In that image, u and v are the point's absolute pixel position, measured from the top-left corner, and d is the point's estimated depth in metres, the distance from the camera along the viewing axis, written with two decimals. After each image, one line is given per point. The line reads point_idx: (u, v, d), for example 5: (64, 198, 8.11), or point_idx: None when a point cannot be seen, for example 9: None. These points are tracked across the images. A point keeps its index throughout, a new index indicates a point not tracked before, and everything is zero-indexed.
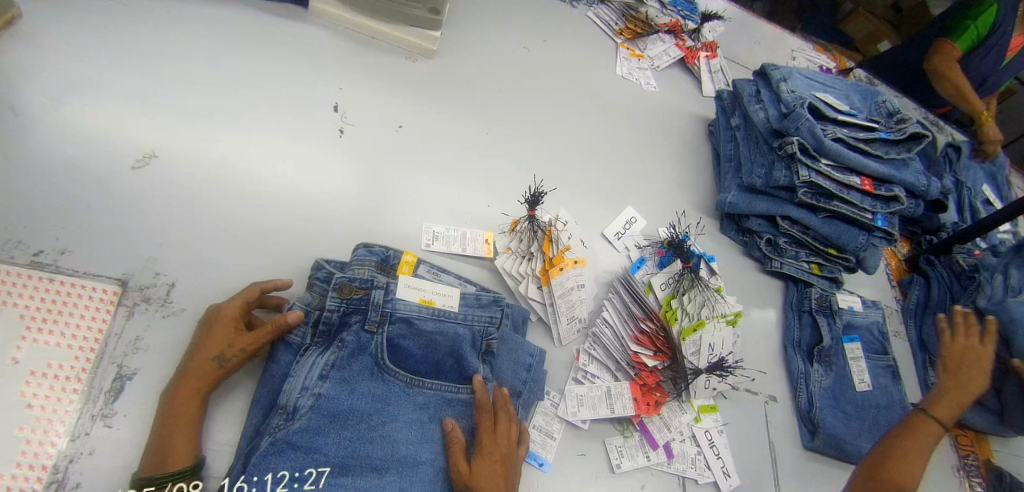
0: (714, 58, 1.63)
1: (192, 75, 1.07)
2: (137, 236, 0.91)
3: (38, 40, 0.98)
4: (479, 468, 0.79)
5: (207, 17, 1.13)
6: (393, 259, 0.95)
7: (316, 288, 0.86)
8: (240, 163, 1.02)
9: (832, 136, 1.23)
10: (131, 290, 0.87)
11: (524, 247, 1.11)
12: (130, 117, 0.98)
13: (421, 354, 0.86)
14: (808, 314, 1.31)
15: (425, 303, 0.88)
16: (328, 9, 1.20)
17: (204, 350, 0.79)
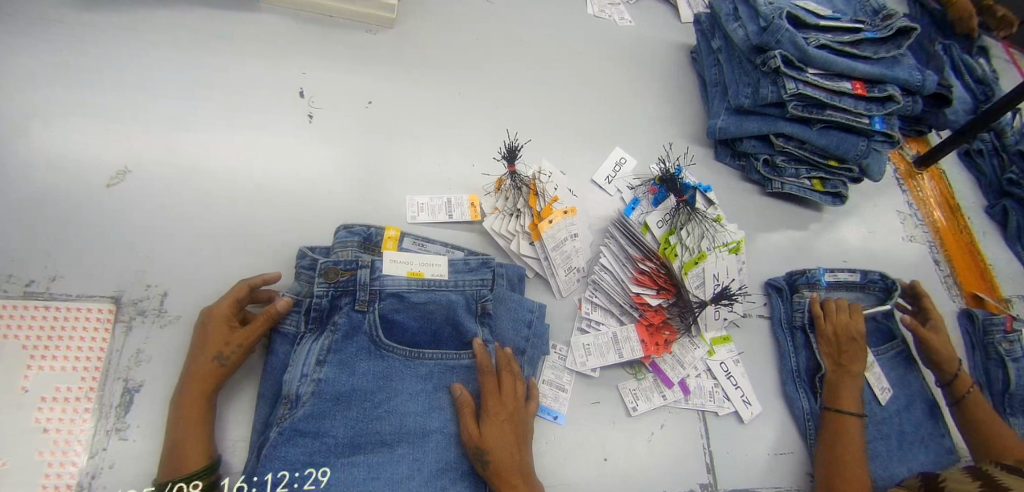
0: None
1: (150, 82, 1.04)
2: (123, 253, 0.91)
3: None
4: (488, 430, 0.79)
5: (156, 19, 1.09)
6: (377, 236, 0.94)
7: (303, 276, 0.86)
8: (213, 164, 1.01)
9: (818, 42, 1.16)
10: (125, 305, 0.88)
11: (511, 205, 1.08)
12: (99, 134, 0.97)
13: (416, 325, 0.86)
14: (801, 330, 1.15)
15: (414, 275, 0.87)
16: None
17: (202, 354, 0.79)
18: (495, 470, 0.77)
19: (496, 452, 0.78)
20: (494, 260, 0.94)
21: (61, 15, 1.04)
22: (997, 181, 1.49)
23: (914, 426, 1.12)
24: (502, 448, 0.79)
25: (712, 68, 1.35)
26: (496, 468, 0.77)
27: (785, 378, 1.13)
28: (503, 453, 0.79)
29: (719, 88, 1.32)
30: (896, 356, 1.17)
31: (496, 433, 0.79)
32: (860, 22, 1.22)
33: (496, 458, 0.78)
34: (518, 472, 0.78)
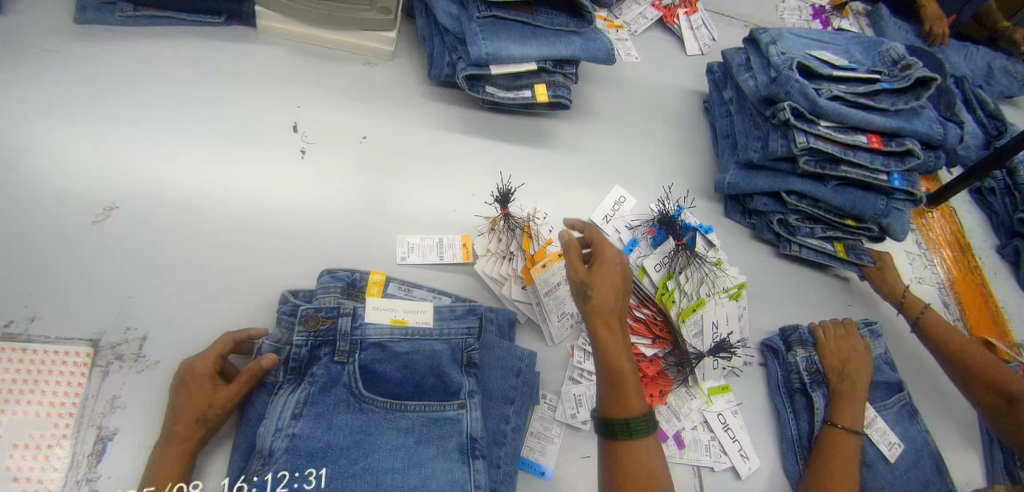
0: (693, 14, 1.61)
1: (144, 116, 1.03)
2: (104, 295, 0.89)
3: None
4: (594, 271, 0.87)
5: (155, 53, 1.10)
6: (361, 280, 0.93)
7: (284, 322, 0.86)
8: (202, 202, 0.99)
9: (833, 94, 1.13)
10: (103, 349, 0.86)
11: (504, 247, 1.04)
12: (91, 167, 0.96)
13: (399, 376, 0.83)
14: (800, 392, 1.11)
15: (398, 323, 0.87)
16: (277, 26, 1.15)
17: (183, 413, 0.77)
18: (594, 307, 0.85)
19: (598, 287, 0.85)
20: (480, 305, 0.95)
21: (65, 47, 1.05)
22: (1009, 221, 1.45)
23: (921, 483, 1.09)
24: (606, 289, 0.86)
25: (724, 118, 1.33)
26: (596, 304, 0.85)
27: (783, 445, 1.08)
28: (606, 295, 0.85)
29: (730, 142, 1.30)
30: (900, 409, 1.16)
31: (604, 273, 0.87)
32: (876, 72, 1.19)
33: (598, 295, 0.85)
34: (615, 315, 0.85)
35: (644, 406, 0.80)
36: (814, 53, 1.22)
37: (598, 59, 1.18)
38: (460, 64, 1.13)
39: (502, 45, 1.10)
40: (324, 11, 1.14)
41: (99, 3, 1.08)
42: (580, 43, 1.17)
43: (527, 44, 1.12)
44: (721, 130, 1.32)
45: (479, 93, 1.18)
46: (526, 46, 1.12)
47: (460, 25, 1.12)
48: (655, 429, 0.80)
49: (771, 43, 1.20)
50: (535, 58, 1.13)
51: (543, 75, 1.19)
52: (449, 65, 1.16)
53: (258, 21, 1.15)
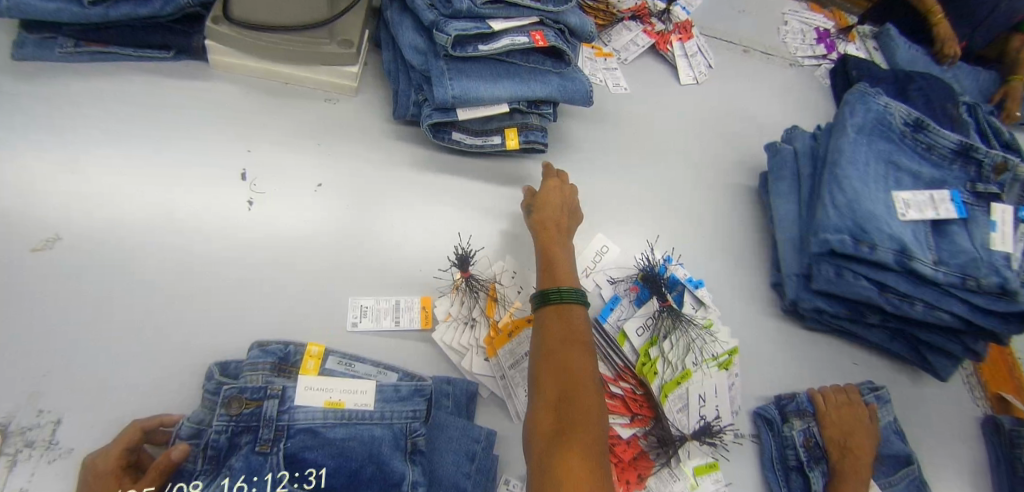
0: (687, 41, 1.50)
1: (76, 162, 0.94)
2: (16, 370, 0.80)
3: None
4: (542, 195, 1.02)
5: (95, 93, 1.01)
6: (296, 354, 0.84)
7: (206, 402, 0.77)
8: (134, 260, 0.90)
9: (1000, 254, 0.99)
10: (13, 435, 0.77)
11: (466, 312, 0.96)
12: (15, 222, 0.88)
13: (332, 466, 0.73)
14: (798, 471, 0.98)
15: (332, 405, 0.79)
16: (229, 60, 1.07)
17: None
18: (537, 220, 0.98)
19: (542, 206, 1.00)
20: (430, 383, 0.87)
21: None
22: None
23: None
24: (549, 207, 1.00)
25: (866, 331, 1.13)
26: (539, 218, 0.99)
27: None
28: (548, 211, 1.00)
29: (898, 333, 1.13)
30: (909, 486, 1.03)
31: (549, 196, 1.02)
32: (973, 186, 1.04)
33: (542, 213, 0.99)
34: (556, 228, 0.98)
35: (576, 284, 0.90)
36: (911, 216, 1.02)
37: (576, 101, 1.12)
38: (425, 107, 1.05)
39: (470, 87, 1.02)
40: (278, 46, 1.05)
41: (39, 38, 0.99)
42: (558, 83, 1.10)
43: (498, 84, 1.05)
44: (898, 341, 1.13)
45: (445, 139, 1.11)
46: (496, 86, 1.04)
47: (427, 62, 1.04)
48: (585, 304, 0.87)
49: (905, 258, 0.98)
50: (506, 99, 1.06)
51: (518, 115, 1.11)
52: (414, 106, 1.09)
53: (208, 55, 1.07)
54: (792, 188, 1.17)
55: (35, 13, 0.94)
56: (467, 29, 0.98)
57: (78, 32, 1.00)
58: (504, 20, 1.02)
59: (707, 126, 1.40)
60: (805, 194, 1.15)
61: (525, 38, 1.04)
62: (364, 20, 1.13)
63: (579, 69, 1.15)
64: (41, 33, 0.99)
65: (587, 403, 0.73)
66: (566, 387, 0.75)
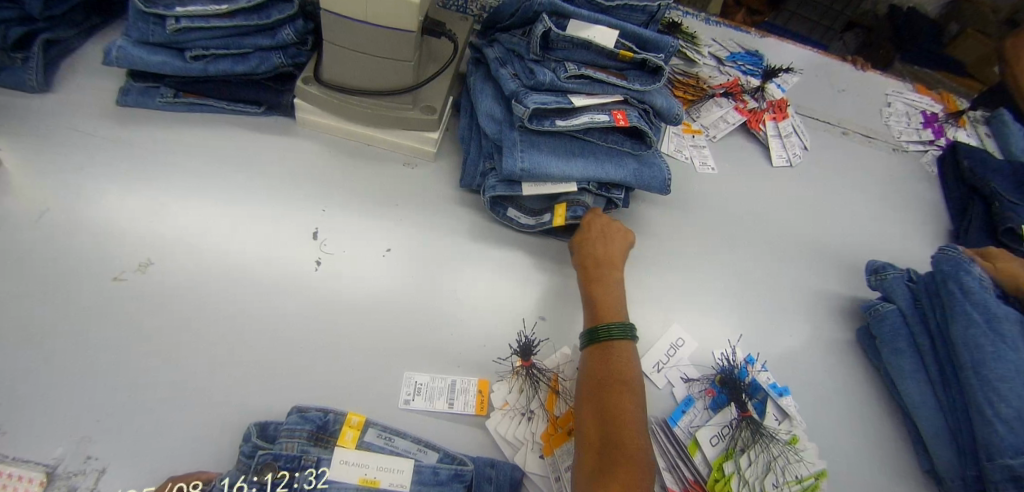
0: (782, 120, 1.44)
1: (164, 208, 0.99)
2: (73, 411, 0.80)
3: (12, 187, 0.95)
4: (591, 229, 1.04)
5: (193, 143, 1.08)
6: (335, 423, 0.77)
7: (239, 467, 0.73)
8: (202, 307, 0.91)
9: None
10: (58, 479, 0.76)
11: (523, 401, 0.90)
12: (101, 260, 0.92)
13: None
14: None
15: (367, 483, 0.74)
16: (317, 120, 1.12)
17: None
18: (584, 258, 1.01)
19: (587, 242, 1.02)
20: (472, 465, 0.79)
21: (113, 133, 1.05)
22: None
23: None
24: (593, 244, 1.02)
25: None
26: (586, 257, 1.01)
27: None
28: (593, 246, 1.01)
29: None
30: None
31: (596, 232, 1.03)
32: None
33: (589, 250, 1.01)
34: (604, 267, 0.99)
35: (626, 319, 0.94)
36: None
37: (653, 187, 1.08)
38: (490, 178, 1.03)
39: (542, 161, 0.99)
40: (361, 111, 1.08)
41: (143, 86, 1.09)
42: (633, 168, 1.06)
43: (569, 162, 1.01)
44: None
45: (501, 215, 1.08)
46: (570, 162, 1.01)
47: (501, 132, 1.02)
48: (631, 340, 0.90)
49: None
50: (578, 178, 1.02)
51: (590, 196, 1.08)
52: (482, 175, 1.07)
53: (298, 114, 1.12)
54: (918, 366, 1.01)
55: (144, 64, 1.02)
56: (546, 103, 0.96)
57: (177, 84, 1.09)
58: (587, 96, 1.00)
59: (795, 212, 1.31)
60: (934, 373, 0.99)
61: (606, 117, 1.00)
62: (448, 87, 1.14)
63: (659, 152, 1.10)
64: (145, 82, 1.09)
65: (631, 453, 0.77)
66: (601, 433, 0.79)
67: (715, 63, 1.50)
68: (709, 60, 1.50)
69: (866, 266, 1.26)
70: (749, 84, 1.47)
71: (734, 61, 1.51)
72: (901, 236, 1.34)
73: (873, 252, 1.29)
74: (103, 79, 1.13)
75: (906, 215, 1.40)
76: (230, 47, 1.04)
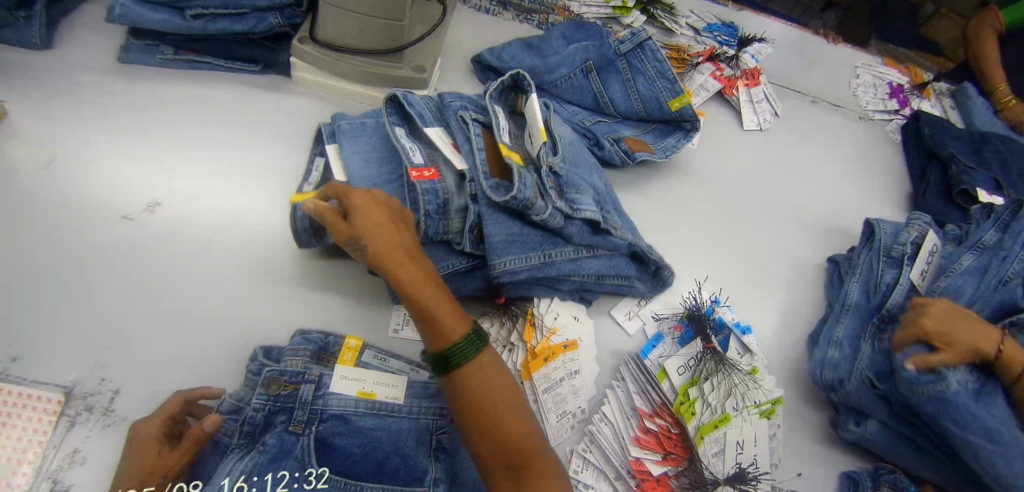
0: (754, 87, 1.52)
1: (166, 158, 1.04)
2: (87, 339, 0.85)
3: (22, 136, 1.00)
4: (359, 219, 0.76)
5: (193, 98, 1.12)
6: (335, 345, 0.85)
7: (249, 381, 0.80)
8: (206, 248, 0.97)
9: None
10: (75, 398, 0.81)
11: (504, 336, 0.99)
12: (108, 204, 0.97)
13: (359, 453, 0.74)
14: None
15: (365, 395, 0.81)
16: (312, 78, 1.17)
17: (127, 481, 0.70)
18: (375, 250, 0.75)
19: (371, 231, 0.76)
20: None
21: (115, 87, 1.10)
22: None
23: None
24: (380, 230, 0.76)
25: None
26: (372, 248, 0.75)
27: None
28: (379, 240, 0.75)
29: None
30: None
31: (369, 220, 0.76)
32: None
33: (375, 242, 0.75)
34: (406, 261, 0.75)
35: (469, 321, 0.76)
36: None
37: (394, 272, 0.87)
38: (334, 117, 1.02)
39: (354, 142, 0.96)
40: (355, 67, 1.13)
41: (143, 45, 1.13)
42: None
43: (369, 168, 0.93)
44: None
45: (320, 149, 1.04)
46: (365, 160, 0.93)
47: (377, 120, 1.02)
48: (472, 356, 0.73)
49: None
50: (351, 171, 0.92)
51: None
52: None
53: (293, 72, 1.18)
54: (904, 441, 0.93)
55: (145, 21, 1.06)
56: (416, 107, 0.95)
57: (177, 42, 1.13)
58: (452, 147, 0.92)
59: (765, 174, 1.39)
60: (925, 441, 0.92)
61: (421, 162, 0.88)
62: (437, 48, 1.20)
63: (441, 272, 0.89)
64: (147, 41, 1.13)
65: (527, 443, 0.69)
66: (514, 456, 0.68)
67: (691, 33, 1.58)
68: (686, 30, 1.58)
69: (829, 225, 1.35)
70: (725, 51, 1.54)
71: (710, 31, 1.58)
72: (864, 199, 1.43)
73: (836, 212, 1.38)
74: (103, 38, 1.16)
75: (869, 180, 1.49)
76: (229, 7, 1.08)
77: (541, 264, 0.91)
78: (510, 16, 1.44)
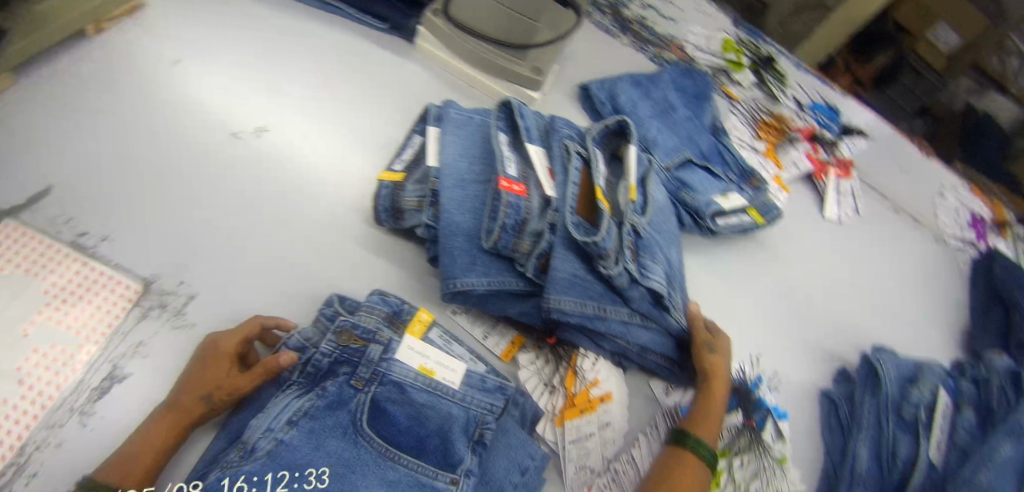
0: (845, 179, 1.35)
1: (277, 89, 1.05)
2: (170, 242, 0.88)
3: (153, 33, 1.03)
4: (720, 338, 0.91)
5: (314, 38, 1.14)
6: (407, 314, 0.86)
7: (319, 324, 0.82)
8: (295, 186, 0.97)
9: None
10: (152, 293, 0.84)
11: (546, 374, 0.90)
12: (218, 120, 0.98)
13: (405, 425, 0.77)
14: None
15: (425, 371, 0.81)
16: (432, 49, 1.17)
17: (194, 387, 0.75)
18: (713, 361, 0.87)
19: (719, 356, 0.88)
20: (511, 387, 0.86)
21: (245, 9, 1.12)
22: None
23: None
24: (724, 362, 0.88)
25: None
26: (712, 363, 0.87)
27: None
28: (718, 361, 0.88)
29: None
30: None
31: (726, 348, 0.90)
32: None
33: (716, 356, 0.88)
34: (720, 381, 0.86)
35: (716, 433, 0.83)
36: None
37: (444, 269, 0.83)
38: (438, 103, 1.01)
39: (453, 134, 0.93)
40: (477, 52, 1.13)
41: None
42: (459, 242, 0.84)
43: (461, 161, 0.90)
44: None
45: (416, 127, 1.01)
46: (460, 152, 0.91)
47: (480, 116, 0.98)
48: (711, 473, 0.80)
49: None
50: (441, 157, 0.89)
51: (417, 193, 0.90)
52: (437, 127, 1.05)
53: (416, 40, 1.18)
54: None
55: None
56: (527, 120, 0.94)
57: None
58: (548, 170, 0.90)
59: None
60: None
61: (513, 174, 0.86)
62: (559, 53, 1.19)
63: (484, 289, 0.83)
64: None
65: None
66: None
67: (795, 105, 1.39)
68: (789, 100, 1.40)
69: None
70: (824, 134, 1.37)
71: (814, 110, 1.40)
72: None
73: (925, 310, 1.23)
74: None
75: (968, 289, 1.30)
76: None
77: (595, 314, 0.84)
78: (627, 41, 1.32)
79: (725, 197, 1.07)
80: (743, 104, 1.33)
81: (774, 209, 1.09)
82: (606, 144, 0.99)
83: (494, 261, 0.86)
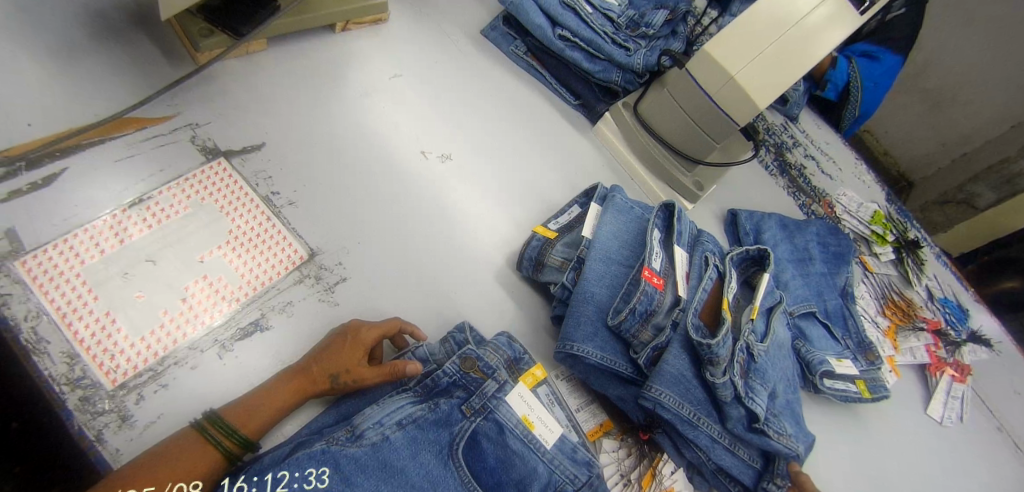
0: (961, 382, 1.25)
1: (467, 125, 1.18)
2: (342, 223, 0.98)
3: (387, 45, 1.18)
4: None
5: (508, 90, 1.27)
6: (524, 364, 0.91)
7: (447, 345, 0.89)
8: (455, 214, 1.08)
9: None
10: (312, 263, 0.93)
11: (626, 465, 0.93)
12: (414, 136, 1.11)
13: (493, 465, 0.81)
14: None
15: (526, 422, 0.84)
16: (609, 135, 1.29)
17: (325, 362, 0.82)
18: None
19: None
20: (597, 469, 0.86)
21: (463, 47, 1.27)
22: None
23: None
24: None
25: None
26: None
27: None
28: None
29: None
30: None
31: None
32: None
33: None
34: None
35: None
36: None
37: (567, 328, 0.90)
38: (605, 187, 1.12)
39: (612, 215, 1.03)
40: (650, 151, 1.24)
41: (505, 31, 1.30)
42: (588, 311, 0.91)
43: (612, 241, 0.99)
44: None
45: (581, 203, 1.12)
46: (614, 234, 1.00)
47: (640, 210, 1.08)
48: None
49: None
50: (597, 232, 1.00)
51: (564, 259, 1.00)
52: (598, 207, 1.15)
53: (598, 123, 1.30)
54: None
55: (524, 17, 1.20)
56: (681, 227, 1.04)
57: (531, 46, 1.28)
58: (685, 274, 0.99)
59: None
60: None
61: (655, 267, 0.95)
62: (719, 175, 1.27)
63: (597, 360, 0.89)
64: (510, 30, 1.29)
65: None
66: None
67: (925, 295, 1.37)
68: (921, 289, 1.37)
69: None
70: (951, 334, 1.31)
71: (945, 305, 1.35)
72: None
73: None
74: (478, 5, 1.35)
75: None
76: (590, 45, 1.19)
77: (688, 420, 0.86)
78: (782, 183, 1.42)
79: (839, 362, 1.11)
80: (876, 277, 1.36)
81: (883, 389, 1.10)
82: (744, 268, 1.09)
83: (611, 338, 0.92)
